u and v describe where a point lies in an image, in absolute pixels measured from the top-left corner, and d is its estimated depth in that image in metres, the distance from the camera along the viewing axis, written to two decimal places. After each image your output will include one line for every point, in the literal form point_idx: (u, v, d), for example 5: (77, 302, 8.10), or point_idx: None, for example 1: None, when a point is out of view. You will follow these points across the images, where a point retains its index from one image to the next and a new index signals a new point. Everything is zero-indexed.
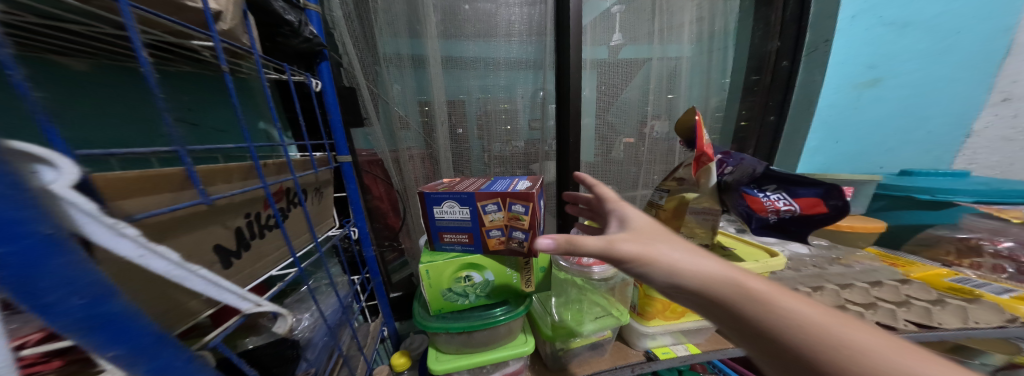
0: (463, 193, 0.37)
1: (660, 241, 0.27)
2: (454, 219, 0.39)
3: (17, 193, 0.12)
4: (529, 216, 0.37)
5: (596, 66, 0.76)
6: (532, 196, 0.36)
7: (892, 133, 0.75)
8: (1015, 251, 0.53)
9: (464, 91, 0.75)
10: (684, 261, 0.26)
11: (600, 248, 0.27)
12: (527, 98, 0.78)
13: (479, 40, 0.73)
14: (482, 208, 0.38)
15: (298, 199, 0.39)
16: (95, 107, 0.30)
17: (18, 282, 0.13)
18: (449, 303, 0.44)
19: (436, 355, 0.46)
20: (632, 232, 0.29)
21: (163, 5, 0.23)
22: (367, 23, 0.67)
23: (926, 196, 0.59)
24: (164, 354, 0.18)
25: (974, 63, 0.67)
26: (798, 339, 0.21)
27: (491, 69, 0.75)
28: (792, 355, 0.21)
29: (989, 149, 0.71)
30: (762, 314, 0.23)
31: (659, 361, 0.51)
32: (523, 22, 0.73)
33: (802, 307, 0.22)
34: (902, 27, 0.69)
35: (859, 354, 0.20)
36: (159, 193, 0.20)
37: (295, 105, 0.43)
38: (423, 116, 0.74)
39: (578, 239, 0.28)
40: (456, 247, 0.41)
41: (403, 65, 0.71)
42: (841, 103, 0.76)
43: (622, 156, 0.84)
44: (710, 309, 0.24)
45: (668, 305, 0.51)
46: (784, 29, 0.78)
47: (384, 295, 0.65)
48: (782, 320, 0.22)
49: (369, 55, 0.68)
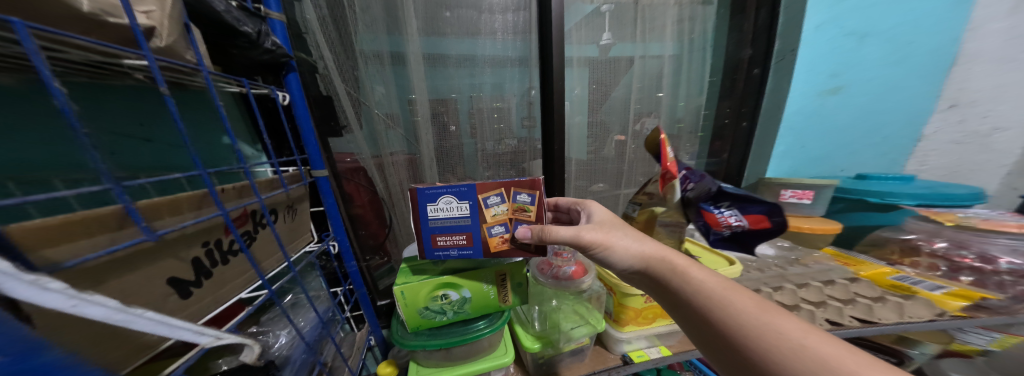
0: (462, 186, 0.38)
1: (616, 231, 0.41)
2: (451, 214, 0.39)
3: None
4: (534, 205, 0.38)
5: (585, 64, 0.77)
6: (536, 185, 0.38)
7: (854, 137, 0.79)
8: (949, 251, 0.56)
9: (453, 90, 0.75)
10: (629, 246, 0.40)
11: (571, 235, 0.39)
12: (520, 96, 0.78)
13: (463, 39, 0.73)
14: (484, 200, 0.38)
15: (266, 220, 0.39)
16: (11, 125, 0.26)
17: None
18: (426, 321, 0.43)
19: (416, 368, 0.47)
20: (598, 224, 0.43)
21: (79, 23, 0.24)
22: (341, 27, 0.66)
23: (877, 200, 0.61)
24: None
25: (931, 69, 0.72)
26: (695, 295, 0.34)
27: (478, 67, 0.74)
28: (683, 302, 0.35)
29: (941, 153, 0.77)
30: (677, 279, 0.36)
31: (634, 364, 0.53)
32: (509, 19, 0.73)
33: (703, 276, 0.36)
34: (861, 38, 0.73)
35: (731, 306, 0.32)
36: (90, 237, 0.20)
37: (258, 119, 0.44)
38: (409, 114, 0.74)
39: (550, 228, 0.37)
40: (452, 250, 0.40)
41: (383, 62, 0.70)
42: (806, 111, 0.79)
43: (613, 153, 0.86)
44: (645, 280, 0.39)
45: (641, 312, 0.51)
46: (756, 37, 0.80)
47: (368, 305, 0.63)
48: (687, 283, 0.36)
49: (345, 58, 0.67)
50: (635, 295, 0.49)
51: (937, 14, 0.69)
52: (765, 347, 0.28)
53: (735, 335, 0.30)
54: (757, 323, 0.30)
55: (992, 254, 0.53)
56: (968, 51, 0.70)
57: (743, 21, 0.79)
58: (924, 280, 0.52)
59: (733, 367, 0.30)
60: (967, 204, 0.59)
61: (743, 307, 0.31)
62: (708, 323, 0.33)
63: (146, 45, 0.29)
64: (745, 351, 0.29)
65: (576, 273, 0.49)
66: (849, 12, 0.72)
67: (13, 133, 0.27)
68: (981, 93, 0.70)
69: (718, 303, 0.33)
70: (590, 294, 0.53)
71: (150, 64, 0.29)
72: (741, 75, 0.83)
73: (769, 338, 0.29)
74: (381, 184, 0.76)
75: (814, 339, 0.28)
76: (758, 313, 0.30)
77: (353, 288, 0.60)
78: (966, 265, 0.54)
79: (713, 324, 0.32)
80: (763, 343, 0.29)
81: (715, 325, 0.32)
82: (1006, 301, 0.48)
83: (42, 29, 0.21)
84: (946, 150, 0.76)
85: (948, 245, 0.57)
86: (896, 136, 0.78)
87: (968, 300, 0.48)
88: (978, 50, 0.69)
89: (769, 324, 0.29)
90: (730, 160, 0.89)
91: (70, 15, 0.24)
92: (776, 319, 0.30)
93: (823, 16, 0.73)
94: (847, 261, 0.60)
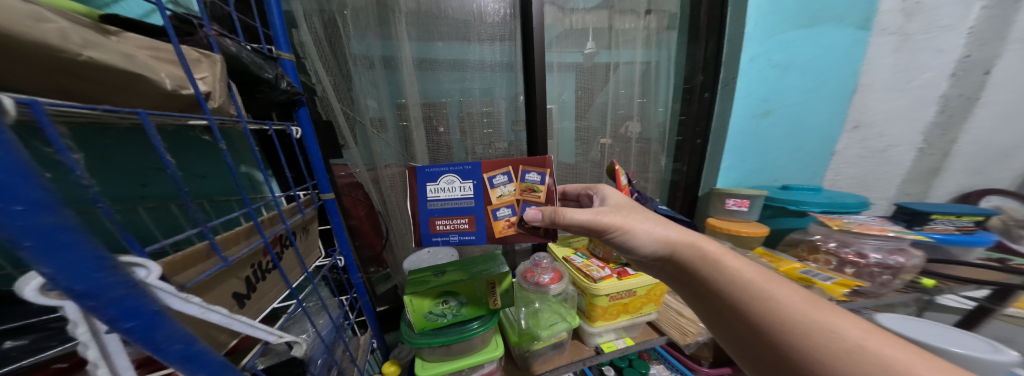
0: (467, 165, 0.46)
1: (638, 217, 0.46)
2: (451, 190, 0.47)
3: (138, 291, 0.19)
4: (543, 183, 0.46)
5: (564, 69, 0.87)
6: (544, 164, 0.46)
7: (785, 153, 0.94)
8: (837, 248, 0.67)
9: (443, 95, 0.83)
10: (658, 233, 0.45)
11: (587, 218, 0.44)
12: (508, 100, 0.88)
13: (453, 45, 0.81)
14: (494, 180, 0.47)
15: (289, 242, 0.46)
16: (120, 161, 0.35)
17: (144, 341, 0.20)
18: (430, 322, 0.51)
19: (421, 363, 0.54)
20: (618, 208, 0.48)
21: (160, 97, 0.28)
22: (337, 50, 0.73)
23: (794, 207, 0.76)
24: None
25: (840, 93, 0.88)
26: (728, 284, 0.38)
27: (467, 72, 0.83)
28: (719, 292, 0.38)
29: (851, 165, 0.93)
30: (708, 266, 0.40)
31: (603, 354, 0.61)
32: (494, 30, 0.82)
33: (738, 265, 0.39)
34: (785, 69, 0.87)
35: (767, 295, 0.35)
36: (193, 265, 0.27)
37: (280, 154, 0.50)
38: (401, 119, 0.82)
39: (564, 210, 0.43)
40: (452, 237, 0.48)
41: (375, 67, 0.78)
42: (745, 130, 0.92)
43: (599, 156, 0.98)
44: (678, 267, 0.43)
45: (607, 309, 0.58)
46: (707, 65, 0.93)
47: (373, 311, 0.70)
48: (720, 271, 0.39)
49: (341, 79, 0.74)
50: (601, 295, 0.56)
51: (841, 47, 0.84)
52: (805, 342, 0.31)
53: (769, 325, 0.33)
54: (800, 318, 0.32)
55: (865, 251, 0.64)
56: (868, 81, 0.86)
57: (695, 51, 0.93)
58: (820, 272, 0.65)
59: (762, 351, 0.34)
60: (854, 211, 0.72)
61: (779, 297, 0.34)
62: (744, 315, 0.36)
63: (207, 107, 0.33)
64: (782, 345, 0.32)
65: (552, 279, 0.58)
66: (773, 47, 0.85)
67: (120, 169, 0.35)
68: (876, 116, 0.88)
69: (754, 293, 0.36)
70: (565, 295, 0.63)
71: (211, 124, 0.33)
72: (694, 98, 0.97)
73: (811, 334, 0.31)
74: (377, 198, 0.83)
75: (874, 340, 0.29)
76: (801, 308, 0.33)
77: (357, 296, 0.67)
78: (848, 260, 0.65)
79: (749, 315, 0.35)
80: (803, 338, 0.31)
81: (752, 317, 0.35)
82: (876, 287, 0.62)
83: (156, 113, 0.27)
84: (854, 162, 0.93)
85: (836, 244, 0.67)
86: (818, 150, 0.94)
87: (849, 287, 0.61)
88: (873, 81, 0.86)
89: (804, 314, 0.32)
90: (689, 168, 1.02)
91: (158, 91, 0.28)
92: (813, 311, 0.32)
93: (755, 51, 0.85)
94: (770, 259, 0.73)
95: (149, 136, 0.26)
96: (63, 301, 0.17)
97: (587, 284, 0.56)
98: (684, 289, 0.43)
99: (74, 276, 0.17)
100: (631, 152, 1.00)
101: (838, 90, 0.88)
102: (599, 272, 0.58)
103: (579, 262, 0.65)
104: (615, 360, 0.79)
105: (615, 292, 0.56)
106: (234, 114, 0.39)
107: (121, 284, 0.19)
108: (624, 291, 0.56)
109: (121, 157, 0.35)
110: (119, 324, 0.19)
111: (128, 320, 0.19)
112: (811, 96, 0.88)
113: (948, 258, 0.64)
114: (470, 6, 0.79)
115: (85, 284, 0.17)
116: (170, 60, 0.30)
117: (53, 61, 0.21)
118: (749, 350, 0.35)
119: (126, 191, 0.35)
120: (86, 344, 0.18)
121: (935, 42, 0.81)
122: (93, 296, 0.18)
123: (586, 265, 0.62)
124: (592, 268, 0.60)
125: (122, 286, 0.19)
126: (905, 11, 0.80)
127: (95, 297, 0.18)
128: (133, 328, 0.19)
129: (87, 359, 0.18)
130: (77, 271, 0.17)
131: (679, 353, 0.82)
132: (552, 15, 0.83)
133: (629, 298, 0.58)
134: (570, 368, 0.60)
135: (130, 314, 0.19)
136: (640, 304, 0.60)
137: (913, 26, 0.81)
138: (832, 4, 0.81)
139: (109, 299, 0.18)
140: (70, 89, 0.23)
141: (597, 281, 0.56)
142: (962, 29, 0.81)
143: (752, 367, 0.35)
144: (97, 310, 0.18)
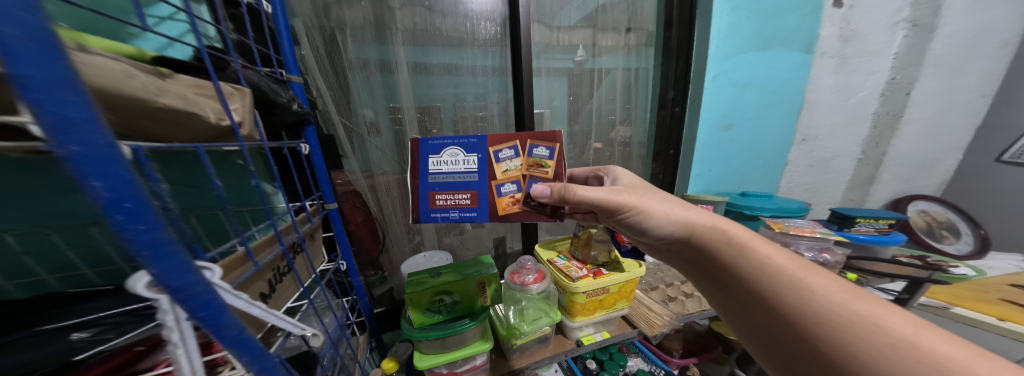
0: (471, 139, 0.52)
1: (654, 199, 0.52)
2: (454, 161, 0.53)
3: (210, 288, 0.25)
4: (551, 157, 0.51)
5: (550, 76, 0.95)
6: (554, 139, 0.51)
7: (747, 161, 1.05)
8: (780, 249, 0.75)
9: (437, 99, 0.90)
10: (680, 215, 0.51)
11: (598, 196, 0.49)
12: (500, 103, 0.96)
13: (446, 55, 0.88)
14: (503, 154, 0.52)
15: (300, 248, 0.52)
16: (180, 174, 0.39)
17: (211, 328, 0.26)
18: (427, 318, 0.57)
19: (419, 356, 0.60)
20: (634, 189, 0.54)
21: (211, 131, 0.33)
22: (336, 63, 0.79)
23: (749, 212, 0.87)
24: (267, 360, 0.31)
25: (791, 107, 0.99)
26: (761, 271, 0.41)
27: (461, 76, 0.90)
28: (744, 276, 0.43)
29: (801, 173, 1.06)
30: (732, 249, 0.45)
31: (584, 346, 0.68)
32: (486, 44, 0.89)
33: (767, 252, 0.43)
34: (744, 88, 0.96)
35: (802, 283, 0.38)
36: (235, 269, 0.33)
37: (294, 171, 0.55)
38: (395, 123, 0.87)
39: (572, 187, 0.47)
40: (452, 212, 0.53)
41: (371, 71, 0.83)
42: (710, 142, 1.01)
43: (593, 158, 1.06)
44: (704, 250, 0.49)
45: (585, 305, 0.65)
46: (677, 83, 1.02)
47: (371, 312, 0.75)
48: (744, 254, 0.44)
49: (339, 90, 0.80)
50: (578, 292, 0.62)
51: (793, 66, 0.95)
52: (834, 330, 0.34)
53: (797, 311, 0.37)
54: (832, 308, 0.35)
55: (801, 250, 0.73)
56: (814, 98, 0.97)
57: (667, 69, 1.02)
58: None
59: (789, 336, 0.37)
60: (797, 215, 0.83)
61: (814, 286, 0.37)
62: (770, 299, 0.39)
63: (239, 134, 0.37)
64: (807, 329, 0.35)
65: (535, 279, 0.65)
66: (734, 68, 0.94)
67: (185, 182, 0.40)
68: (821, 132, 1.00)
69: (785, 282, 0.39)
70: (547, 293, 0.70)
71: (242, 148, 0.38)
72: (667, 112, 1.05)
73: (841, 322, 0.34)
74: (374, 205, 0.88)
75: (926, 335, 0.31)
76: (832, 297, 0.36)
77: (357, 298, 0.72)
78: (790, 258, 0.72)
79: (776, 300, 0.39)
80: (831, 326, 0.34)
81: (779, 303, 0.39)
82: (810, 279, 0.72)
83: (208, 146, 0.33)
84: (803, 171, 1.05)
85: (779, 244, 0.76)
86: (774, 159, 1.05)
87: None
88: (818, 99, 0.97)
89: (839, 302, 0.35)
90: (663, 175, 1.12)
91: (207, 126, 0.32)
92: (854, 301, 0.35)
93: (716, 70, 0.93)
94: None
95: (203, 161, 0.30)
96: (160, 295, 0.23)
97: (565, 283, 0.62)
98: (708, 271, 0.48)
99: (170, 276, 0.23)
100: (613, 160, 1.09)
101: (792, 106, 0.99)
102: (577, 272, 0.65)
103: (561, 264, 0.71)
104: (596, 353, 0.86)
105: (591, 289, 0.63)
106: (256, 137, 0.43)
107: (201, 282, 0.24)
108: (598, 289, 0.63)
109: (180, 172, 0.39)
110: (196, 314, 0.25)
111: (202, 311, 0.25)
112: (770, 108, 0.99)
113: (871, 255, 0.76)
114: (463, 25, 0.87)
115: (177, 283, 0.23)
116: (211, 95, 0.34)
117: (138, 109, 0.25)
118: (771, 333, 0.39)
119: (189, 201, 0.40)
120: (172, 328, 0.25)
121: (867, 65, 0.94)
122: (181, 292, 0.23)
123: (566, 266, 0.69)
124: (570, 268, 0.67)
125: (201, 284, 0.24)
126: (843, 38, 0.91)
127: (182, 293, 0.23)
128: (205, 317, 0.25)
129: (168, 341, 0.25)
130: (172, 273, 0.23)
131: (657, 348, 0.88)
132: (541, 34, 0.91)
133: (603, 296, 0.65)
134: (555, 359, 0.67)
135: (204, 307, 0.25)
136: (614, 300, 0.67)
137: (849, 52, 0.93)
138: (782, 31, 0.90)
139: (192, 294, 0.24)
140: (139, 128, 0.27)
141: (575, 280, 0.63)
142: (888, 56, 0.94)
143: (774, 350, 0.39)
144: (184, 302, 0.24)
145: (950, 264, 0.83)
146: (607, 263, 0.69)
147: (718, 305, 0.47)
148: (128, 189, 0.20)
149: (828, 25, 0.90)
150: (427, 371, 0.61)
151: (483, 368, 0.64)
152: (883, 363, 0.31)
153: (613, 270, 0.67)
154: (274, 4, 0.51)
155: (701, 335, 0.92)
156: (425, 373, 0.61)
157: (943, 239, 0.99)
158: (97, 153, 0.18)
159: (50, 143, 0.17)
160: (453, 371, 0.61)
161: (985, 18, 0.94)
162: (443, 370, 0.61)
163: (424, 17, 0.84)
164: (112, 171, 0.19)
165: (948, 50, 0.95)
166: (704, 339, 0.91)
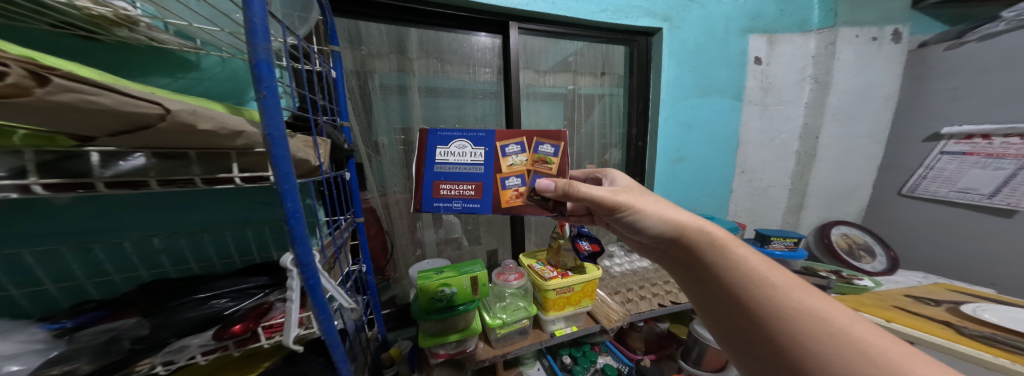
0: (480, 133, 0.65)
1: (645, 202, 0.58)
2: (462, 151, 0.65)
3: (311, 267, 0.43)
4: (557, 158, 0.64)
5: (533, 111, 1.14)
6: (559, 138, 0.65)
7: (699, 189, 1.26)
8: None
9: (441, 120, 1.09)
10: (672, 215, 0.55)
11: (596, 196, 0.58)
12: (496, 124, 1.16)
13: (453, 89, 1.08)
14: (508, 150, 0.65)
15: (340, 250, 0.72)
16: (266, 199, 0.63)
17: (310, 291, 0.44)
18: (431, 306, 0.73)
19: (423, 338, 0.75)
20: (631, 191, 0.60)
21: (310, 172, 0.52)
22: (365, 100, 0.99)
23: None
24: (330, 321, 0.48)
25: (728, 140, 1.22)
26: (735, 268, 0.45)
27: (465, 102, 1.10)
28: (722, 275, 0.46)
29: (738, 201, 1.30)
30: (715, 249, 0.48)
31: (556, 337, 0.84)
32: (485, 85, 1.11)
33: (745, 253, 0.46)
34: (691, 128, 1.18)
35: (768, 281, 0.42)
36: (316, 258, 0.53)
37: (341, 193, 0.74)
38: (400, 143, 1.06)
39: (575, 186, 0.58)
40: (455, 202, 0.64)
41: (391, 95, 1.03)
42: (666, 172, 1.21)
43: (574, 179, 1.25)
44: (691, 248, 0.51)
45: (557, 302, 0.82)
46: (638, 120, 1.22)
47: (379, 310, 0.90)
48: (725, 253, 0.47)
49: (365, 119, 0.99)
50: (549, 289, 0.79)
51: (729, 108, 1.19)
52: (794, 327, 0.37)
53: (762, 308, 0.40)
54: (794, 309, 0.38)
55: None
56: (747, 137, 1.23)
57: (630, 109, 1.22)
58: None
59: (755, 331, 0.40)
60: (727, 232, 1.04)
61: (777, 284, 0.41)
62: (741, 296, 0.43)
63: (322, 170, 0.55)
64: (770, 325, 0.39)
65: (515, 277, 0.84)
66: (682, 113, 1.16)
67: (268, 206, 0.64)
68: (752, 164, 1.25)
69: (755, 279, 0.43)
70: (525, 290, 0.88)
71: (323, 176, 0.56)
72: (633, 146, 1.24)
73: (798, 320, 0.38)
74: (385, 219, 1.06)
75: (858, 326, 0.35)
76: (791, 292, 0.40)
77: (369, 298, 0.87)
78: None
79: (747, 298, 0.42)
80: (790, 323, 0.38)
81: (748, 299, 0.42)
82: None
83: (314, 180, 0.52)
84: (738, 199, 1.30)
85: None
86: (719, 187, 1.28)
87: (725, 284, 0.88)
88: (748, 137, 1.22)
89: (798, 300, 0.39)
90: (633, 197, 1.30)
91: (309, 168, 0.51)
92: (806, 297, 0.39)
93: (668, 111, 1.15)
94: None
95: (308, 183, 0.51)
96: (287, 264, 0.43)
97: (540, 281, 0.79)
98: (690, 271, 0.51)
99: (299, 254, 0.41)
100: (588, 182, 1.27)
101: (730, 141, 1.22)
102: (549, 273, 0.83)
103: (537, 267, 0.88)
104: (570, 349, 0.98)
105: (560, 287, 0.80)
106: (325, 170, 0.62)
107: (306, 262, 0.42)
108: (565, 287, 0.80)
109: (264, 198, 0.63)
110: (308, 280, 0.43)
111: (309, 279, 0.43)
112: (714, 141, 1.21)
113: None
114: (467, 67, 1.08)
115: (301, 259, 0.42)
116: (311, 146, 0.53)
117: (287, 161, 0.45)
118: (739, 328, 0.42)
119: (270, 214, 0.64)
120: (291, 289, 0.43)
121: (783, 112, 1.22)
122: (303, 266, 0.42)
123: (541, 269, 0.87)
124: (544, 271, 0.84)
125: (306, 262, 0.43)
126: (763, 89, 1.19)
127: (303, 266, 0.42)
128: (311, 283, 0.43)
129: (288, 298, 0.43)
130: (301, 253, 0.41)
131: (621, 345, 1.03)
132: (529, 78, 1.11)
133: (569, 293, 0.82)
134: (533, 347, 0.82)
135: (310, 276, 0.43)
136: (579, 297, 0.84)
137: (770, 101, 1.20)
138: (716, 82, 1.16)
139: (309, 268, 0.43)
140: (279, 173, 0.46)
141: (547, 280, 0.80)
142: (799, 104, 1.22)
143: (740, 344, 0.42)
144: (303, 272, 0.42)
145: (858, 277, 1.10)
146: (574, 268, 0.87)
147: (694, 301, 0.50)
148: (295, 206, 0.38)
149: (751, 77, 1.17)
150: (429, 352, 0.76)
151: (471, 352, 0.79)
152: (823, 350, 0.35)
153: (577, 273, 0.85)
154: (337, 70, 0.71)
155: (657, 333, 1.09)
156: (427, 353, 0.76)
157: (860, 259, 1.20)
158: (294, 190, 0.38)
159: (277, 183, 0.37)
160: (448, 351, 0.76)
161: (863, 81, 1.26)
162: (441, 351, 0.76)
163: (436, 66, 1.05)
164: (294, 197, 0.38)
165: (842, 102, 1.25)
166: (661, 338, 1.07)
